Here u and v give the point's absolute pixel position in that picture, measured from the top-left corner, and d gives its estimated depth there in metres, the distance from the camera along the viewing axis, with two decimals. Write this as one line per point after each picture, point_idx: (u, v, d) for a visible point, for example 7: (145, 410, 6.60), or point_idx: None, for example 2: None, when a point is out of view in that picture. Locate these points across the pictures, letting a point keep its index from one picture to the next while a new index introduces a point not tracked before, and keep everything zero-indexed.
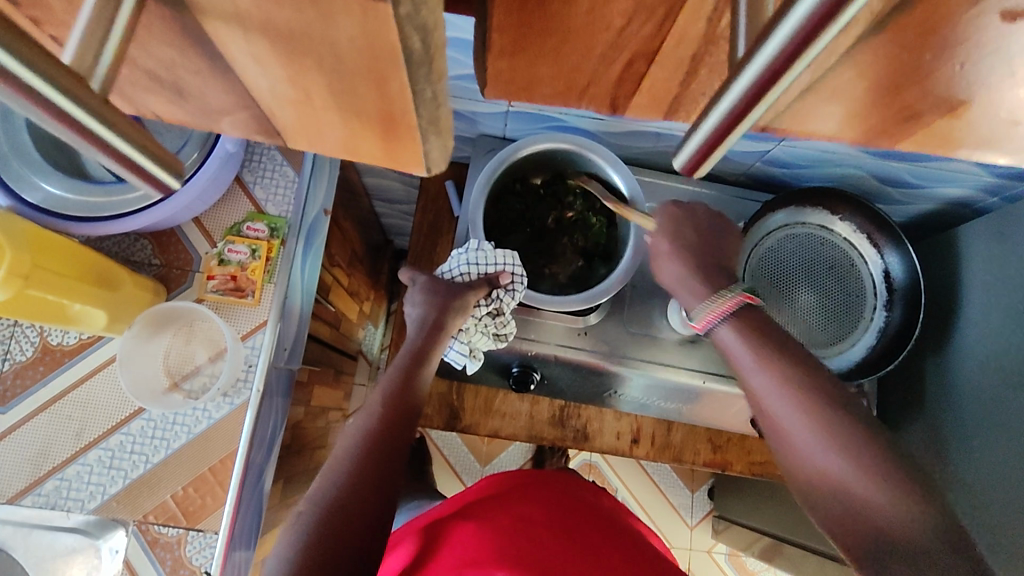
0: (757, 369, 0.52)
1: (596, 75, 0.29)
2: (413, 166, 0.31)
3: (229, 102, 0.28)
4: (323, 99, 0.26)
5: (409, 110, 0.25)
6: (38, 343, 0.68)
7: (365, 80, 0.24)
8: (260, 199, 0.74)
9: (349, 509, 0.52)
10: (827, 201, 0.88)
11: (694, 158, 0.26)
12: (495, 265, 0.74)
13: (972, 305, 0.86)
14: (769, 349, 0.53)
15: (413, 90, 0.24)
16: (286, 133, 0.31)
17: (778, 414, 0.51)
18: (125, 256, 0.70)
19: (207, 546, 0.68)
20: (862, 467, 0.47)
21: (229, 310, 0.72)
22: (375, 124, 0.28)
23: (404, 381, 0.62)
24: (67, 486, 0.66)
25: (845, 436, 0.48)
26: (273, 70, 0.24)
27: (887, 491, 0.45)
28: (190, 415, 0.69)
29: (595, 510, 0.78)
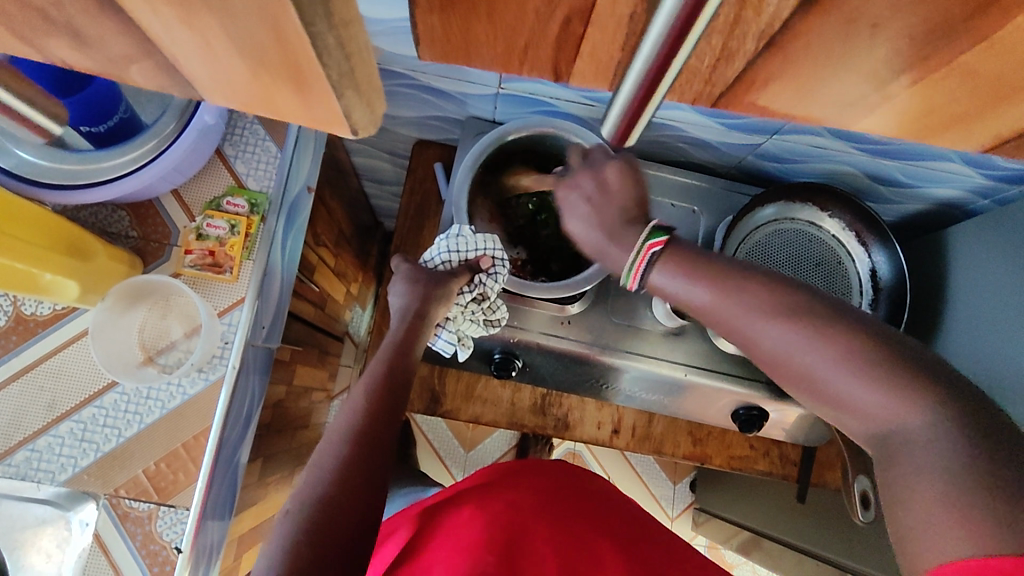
0: (723, 301, 0.51)
1: (536, 37, 0.28)
2: (340, 126, 0.32)
3: (139, 49, 0.27)
4: (232, 53, 0.26)
5: (314, 61, 0.25)
6: (11, 312, 0.67)
7: (260, 24, 0.23)
8: (240, 174, 0.72)
9: (337, 505, 0.52)
10: (817, 198, 0.87)
11: (625, 115, 0.31)
12: (476, 250, 0.72)
13: (959, 307, 0.85)
14: (694, 272, 0.53)
15: (310, 35, 0.23)
16: (205, 89, 0.30)
17: (774, 344, 0.49)
18: (102, 226, 0.69)
19: (179, 521, 0.67)
20: (834, 355, 0.46)
21: (206, 286, 0.71)
22: (286, 82, 0.28)
23: (388, 375, 0.62)
24: (38, 458, 0.66)
25: (818, 331, 0.47)
26: (164, 12, 0.24)
27: (872, 383, 0.45)
28: (164, 390, 0.68)
29: (591, 497, 0.78)
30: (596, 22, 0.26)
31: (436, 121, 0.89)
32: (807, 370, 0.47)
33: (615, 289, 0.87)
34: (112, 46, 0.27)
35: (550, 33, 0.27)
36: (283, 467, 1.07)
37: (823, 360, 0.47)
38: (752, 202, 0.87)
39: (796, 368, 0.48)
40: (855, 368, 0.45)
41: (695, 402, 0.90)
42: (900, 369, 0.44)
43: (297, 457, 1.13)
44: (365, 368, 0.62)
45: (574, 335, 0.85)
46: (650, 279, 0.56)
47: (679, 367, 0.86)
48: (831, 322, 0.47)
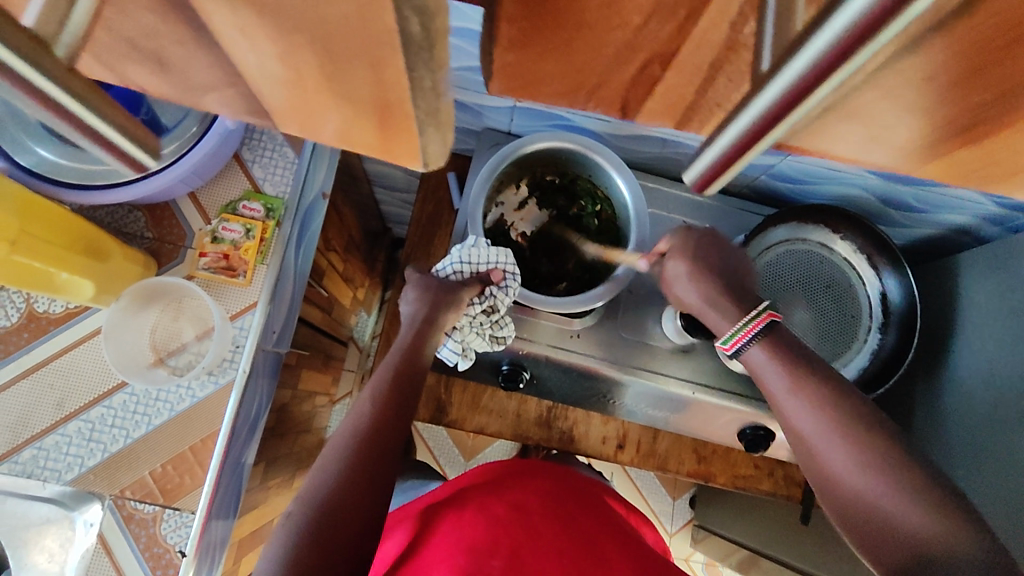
0: (790, 393, 0.55)
1: (607, 76, 0.28)
2: (410, 161, 0.32)
3: (217, 77, 0.27)
4: (317, 81, 0.25)
5: (408, 100, 0.24)
6: (24, 309, 0.67)
7: (360, 61, 0.23)
8: (258, 178, 0.72)
9: (341, 511, 0.52)
10: (829, 220, 0.87)
11: (708, 172, 0.29)
12: (488, 263, 0.72)
13: (968, 334, 0.86)
14: (797, 367, 0.56)
15: (410, 78, 0.23)
16: (276, 115, 0.30)
17: (818, 437, 0.53)
18: (118, 226, 0.69)
19: (184, 524, 0.67)
20: (888, 481, 0.49)
21: (220, 289, 0.71)
22: (369, 110, 0.27)
23: (396, 380, 0.62)
24: (45, 456, 0.65)
25: (882, 461, 0.49)
26: (260, 45, 0.24)
27: (917, 505, 0.47)
28: (174, 392, 0.68)
29: (597, 502, 0.79)
30: (676, 64, 0.26)
31: (452, 132, 0.90)
32: (853, 477, 0.50)
33: (625, 304, 0.87)
34: (182, 70, 0.27)
35: (625, 74, 0.27)
36: (285, 471, 1.06)
37: (862, 473, 0.50)
38: (764, 222, 0.87)
39: (834, 472, 0.52)
40: (909, 495, 0.47)
41: (701, 420, 0.90)
42: (935, 497, 0.47)
43: (298, 461, 1.12)
44: (374, 372, 0.63)
45: (583, 349, 0.85)
46: (747, 353, 0.60)
47: (687, 386, 0.85)
48: (897, 458, 0.50)
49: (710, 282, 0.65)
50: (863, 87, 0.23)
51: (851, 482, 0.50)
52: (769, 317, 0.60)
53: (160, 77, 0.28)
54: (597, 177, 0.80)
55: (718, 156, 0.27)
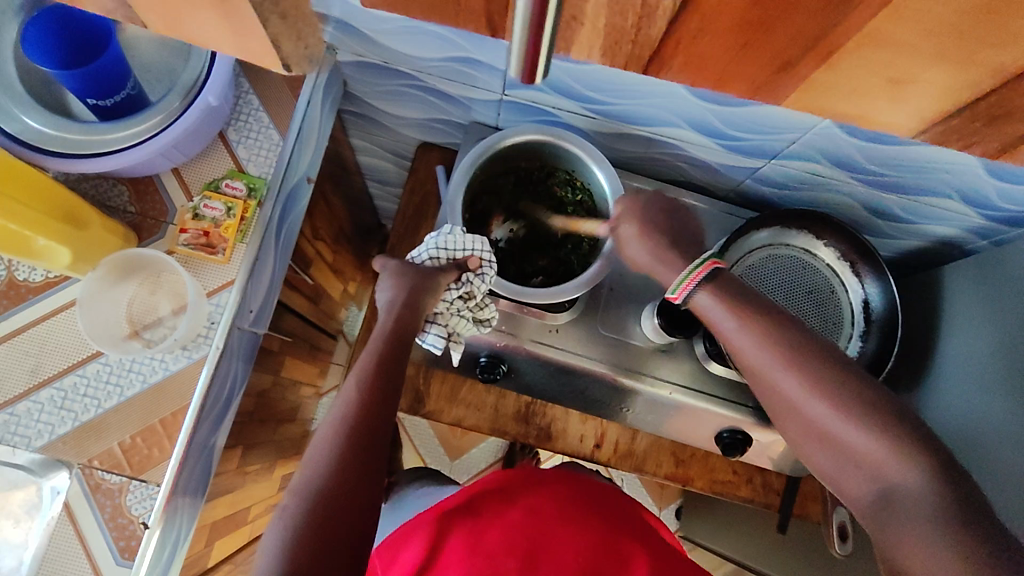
0: (740, 333, 0.56)
1: None
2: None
3: None
4: None
5: None
6: (4, 277, 0.68)
7: None
8: (242, 158, 0.74)
9: (333, 502, 0.53)
10: (813, 226, 0.87)
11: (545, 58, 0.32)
12: (465, 250, 0.73)
13: (952, 347, 0.85)
14: (742, 307, 0.57)
15: None
16: None
17: (772, 374, 0.54)
18: (101, 200, 0.70)
19: (149, 497, 0.67)
20: (837, 408, 0.50)
21: (198, 265, 0.71)
22: None
23: (380, 364, 0.62)
24: (16, 422, 0.66)
25: (834, 389, 0.51)
26: None
27: (866, 430, 0.49)
28: (147, 363, 0.69)
29: (615, 499, 0.77)
30: None
31: (440, 125, 0.91)
32: (809, 410, 0.52)
33: (606, 301, 0.87)
34: None
35: None
36: (265, 458, 1.07)
37: (819, 404, 0.51)
38: (747, 225, 0.87)
39: (791, 407, 0.53)
40: (862, 423, 0.49)
41: (677, 421, 0.90)
42: (887, 421, 0.49)
43: (280, 450, 1.13)
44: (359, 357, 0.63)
45: (563, 343, 0.86)
46: (695, 298, 0.60)
47: (666, 386, 0.85)
48: (850, 386, 0.51)
49: (659, 242, 0.65)
50: None
51: (805, 412, 0.52)
52: (713, 263, 0.60)
53: None
54: (579, 173, 0.81)
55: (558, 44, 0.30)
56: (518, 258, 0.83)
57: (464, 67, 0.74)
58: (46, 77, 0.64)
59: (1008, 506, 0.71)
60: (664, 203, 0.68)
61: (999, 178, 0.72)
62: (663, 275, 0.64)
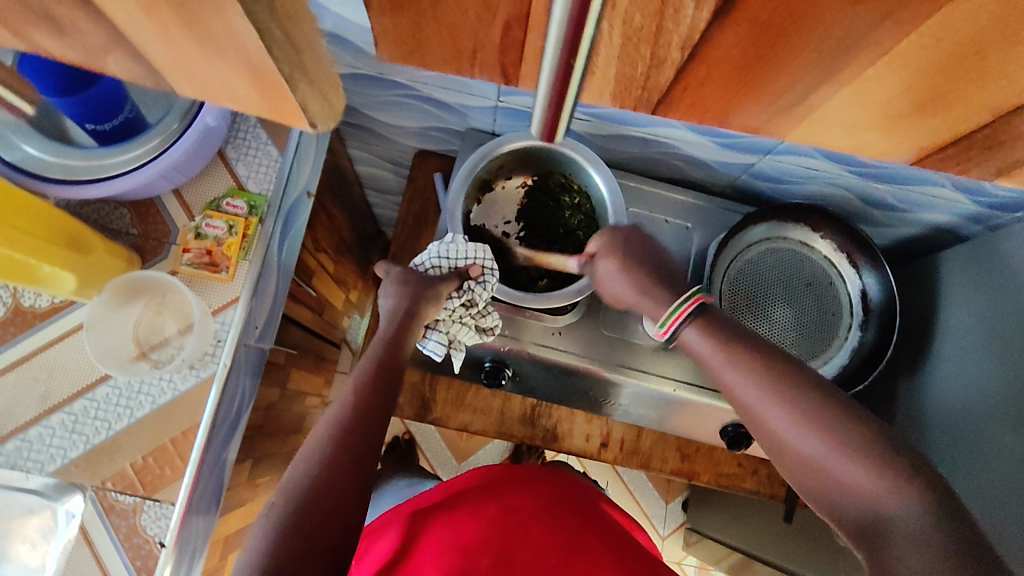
0: (726, 365, 0.54)
1: None
2: (299, 122, 0.39)
3: None
4: (191, 45, 0.31)
5: (268, 60, 0.31)
6: (10, 304, 0.68)
7: (210, 17, 0.28)
8: (241, 176, 0.74)
9: (321, 501, 0.53)
10: (809, 219, 0.87)
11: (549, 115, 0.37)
12: (466, 258, 0.74)
13: (950, 336, 0.86)
14: (730, 341, 0.54)
15: (261, 33, 0.29)
16: (171, 78, 0.36)
17: (761, 409, 0.51)
18: (103, 223, 0.71)
19: (163, 516, 0.68)
20: (830, 442, 0.47)
21: (202, 284, 0.72)
22: (243, 72, 0.33)
23: (376, 371, 0.63)
24: (28, 448, 0.67)
25: (827, 423, 0.48)
26: None
27: (861, 463, 0.46)
28: (156, 384, 0.70)
29: (593, 507, 0.79)
30: None
31: (437, 132, 0.92)
32: (803, 447, 0.49)
33: (607, 302, 0.88)
34: None
35: None
36: (275, 470, 1.07)
37: (812, 440, 0.48)
38: (743, 220, 0.88)
39: (781, 441, 0.50)
40: (855, 457, 0.46)
41: (683, 418, 0.90)
42: (885, 454, 0.46)
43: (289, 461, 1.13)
44: (356, 364, 0.63)
45: (565, 346, 0.86)
46: (681, 333, 0.58)
47: (668, 384, 0.85)
48: (845, 421, 0.48)
49: (636, 276, 0.63)
50: None
51: (795, 445, 0.49)
52: (700, 298, 0.58)
53: None
54: (577, 176, 0.81)
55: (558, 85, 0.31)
56: (526, 263, 0.83)
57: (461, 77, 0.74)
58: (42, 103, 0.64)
59: (1009, 491, 0.73)
60: (630, 235, 0.67)
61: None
62: (645, 308, 0.62)
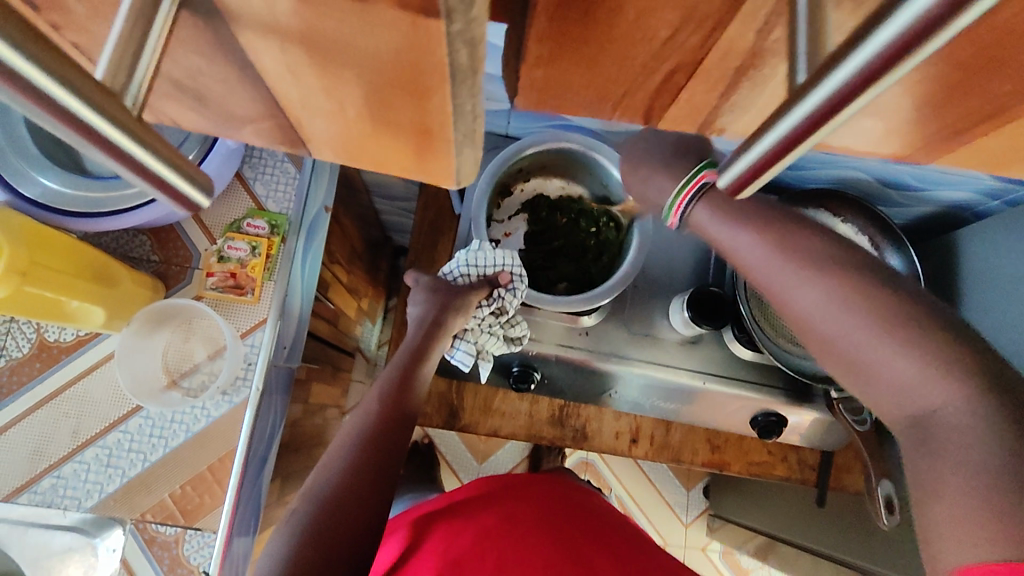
0: (754, 247, 0.50)
1: (634, 86, 0.28)
2: (445, 179, 0.33)
3: (259, 110, 0.29)
4: (359, 114, 0.27)
5: (447, 126, 0.26)
6: (35, 340, 0.67)
7: (401, 95, 0.25)
8: (260, 196, 0.73)
9: (344, 506, 0.54)
10: (830, 203, 0.88)
11: (744, 176, 0.23)
12: (495, 266, 0.72)
13: (974, 316, 0.85)
14: (748, 217, 0.50)
15: (454, 105, 0.24)
16: (315, 145, 0.32)
17: (795, 297, 0.47)
18: (123, 252, 0.69)
19: (206, 544, 0.67)
20: (859, 319, 0.44)
21: (229, 308, 0.71)
22: (406, 137, 0.29)
23: (399, 376, 0.63)
24: (64, 484, 0.66)
25: (855, 291, 0.45)
26: (305, 79, 0.25)
27: (883, 342, 0.43)
28: (189, 413, 0.68)
29: (600, 510, 0.81)
30: (702, 72, 0.27)
31: None
32: (838, 338, 0.45)
33: (631, 299, 0.87)
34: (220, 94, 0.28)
35: (651, 82, 0.28)
36: None
37: (828, 312, 0.45)
38: None
39: (816, 331, 0.46)
40: (892, 338, 0.42)
41: (713, 410, 0.91)
42: (926, 334, 0.42)
43: None
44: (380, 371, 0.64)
45: (592, 346, 0.85)
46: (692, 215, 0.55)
47: (697, 375, 0.86)
48: (887, 300, 0.44)
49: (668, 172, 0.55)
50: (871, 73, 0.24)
51: (823, 330, 0.46)
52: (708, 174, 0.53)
53: (194, 106, 0.30)
54: (597, 176, 0.81)
55: (761, 157, 0.21)
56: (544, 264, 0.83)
57: None
58: None
59: None
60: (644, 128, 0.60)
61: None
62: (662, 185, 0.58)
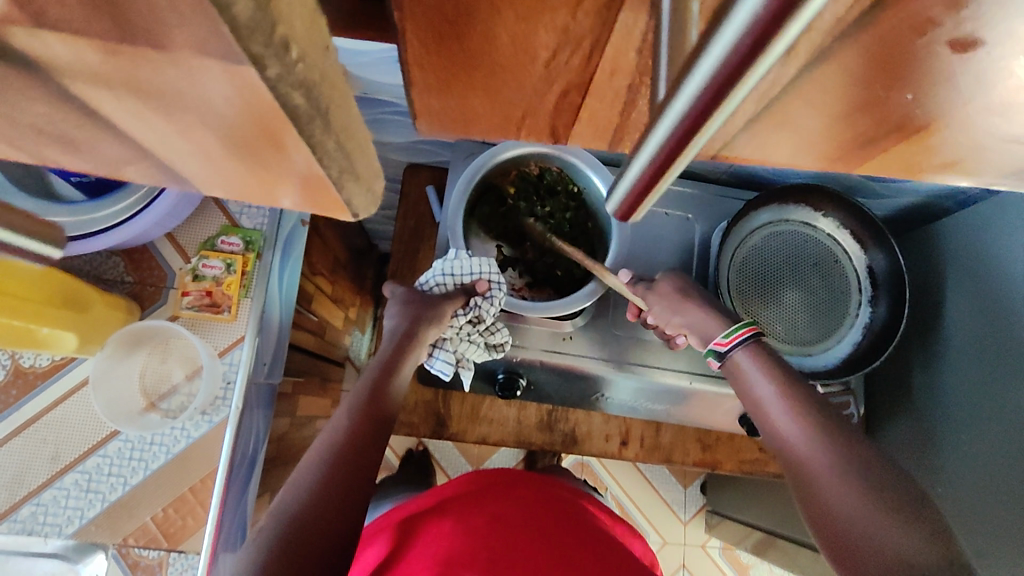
0: (760, 379, 0.64)
1: (532, 107, 0.30)
2: (338, 210, 0.29)
3: (126, 155, 0.25)
4: (217, 149, 0.24)
5: (315, 163, 0.23)
6: (10, 366, 0.66)
7: (261, 142, 0.23)
8: (234, 212, 0.72)
9: (315, 523, 0.52)
10: (811, 198, 0.87)
11: (629, 199, 0.24)
12: (472, 274, 0.72)
13: (960, 306, 0.85)
14: (774, 375, 0.64)
15: (311, 145, 0.22)
16: (200, 182, 0.28)
17: (766, 406, 0.63)
18: (97, 274, 0.69)
19: (190, 566, 0.66)
20: (845, 479, 0.53)
21: (205, 327, 0.70)
22: (288, 177, 0.25)
23: (371, 395, 0.63)
24: (44, 511, 0.65)
25: (853, 471, 0.54)
26: (155, 123, 0.22)
27: (867, 501, 0.52)
28: (169, 434, 0.68)
29: (581, 509, 0.81)
30: (593, 92, 0.28)
31: (426, 145, 0.90)
32: (815, 469, 0.55)
33: (615, 301, 0.87)
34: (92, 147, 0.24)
35: (547, 104, 0.30)
36: None
37: (837, 482, 0.54)
38: (745, 207, 0.87)
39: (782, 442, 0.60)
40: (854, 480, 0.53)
41: (702, 410, 0.90)
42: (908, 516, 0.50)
43: None
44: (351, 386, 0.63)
45: (578, 350, 0.85)
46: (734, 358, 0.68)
47: (683, 376, 0.85)
48: (863, 461, 0.55)
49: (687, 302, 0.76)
50: (790, 89, 0.23)
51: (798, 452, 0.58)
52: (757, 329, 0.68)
53: None
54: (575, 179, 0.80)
55: (636, 181, 0.23)
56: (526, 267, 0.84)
57: None
58: None
59: None
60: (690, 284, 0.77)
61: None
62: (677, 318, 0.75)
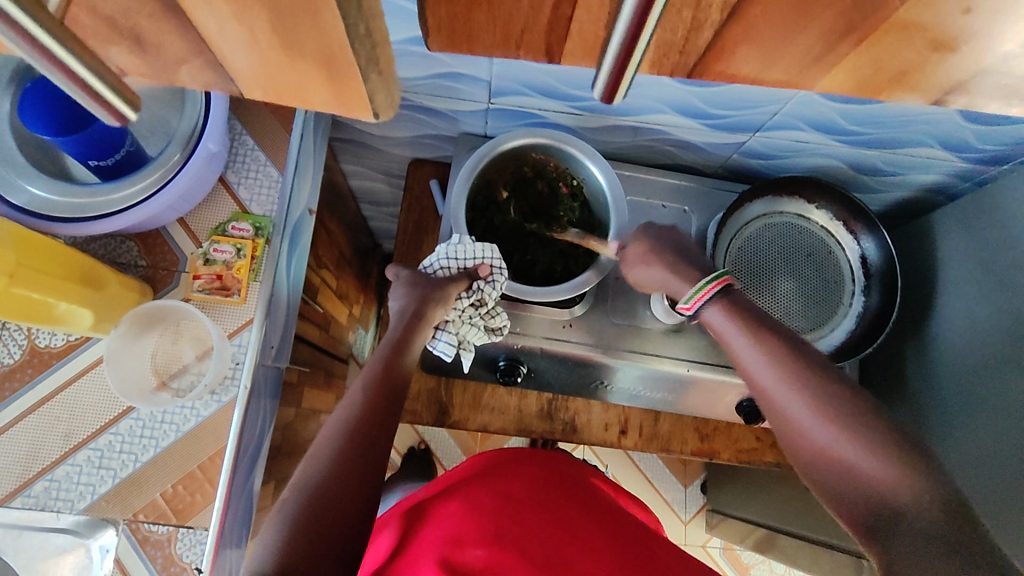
0: (742, 339, 0.59)
1: (531, 23, 0.31)
2: (362, 112, 0.34)
3: (188, 49, 0.30)
4: (270, 38, 0.29)
5: (346, 49, 0.28)
6: (26, 346, 0.68)
7: (304, 17, 0.27)
8: (244, 199, 0.74)
9: (334, 497, 0.54)
10: (804, 191, 0.89)
11: (609, 86, 0.28)
12: (474, 258, 0.75)
13: (951, 294, 0.87)
14: (753, 326, 0.59)
15: (346, 26, 0.26)
16: (244, 84, 0.33)
17: (750, 366, 0.58)
18: (112, 257, 0.71)
19: (197, 542, 0.68)
20: (850, 431, 0.51)
21: (215, 309, 0.72)
22: (319, 64, 0.30)
23: (385, 372, 0.63)
24: (57, 487, 0.67)
25: (854, 422, 0.52)
26: (219, 8, 0.27)
27: (874, 454, 0.50)
28: (178, 413, 0.70)
29: (586, 484, 0.82)
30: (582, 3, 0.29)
31: (430, 140, 0.93)
32: (812, 432, 0.53)
33: (614, 290, 0.89)
34: (160, 47, 0.30)
35: (542, 21, 0.31)
36: None
37: (839, 436, 0.52)
38: (739, 198, 0.90)
39: (774, 405, 0.56)
40: (851, 435, 0.51)
41: (699, 398, 0.92)
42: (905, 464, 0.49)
43: None
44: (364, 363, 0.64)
45: (578, 337, 0.87)
46: (705, 313, 0.63)
47: (682, 364, 0.87)
48: (854, 410, 0.52)
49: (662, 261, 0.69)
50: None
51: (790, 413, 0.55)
52: (725, 280, 0.63)
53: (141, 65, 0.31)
54: (575, 170, 0.83)
55: (615, 61, 0.27)
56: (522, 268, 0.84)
57: (453, 82, 0.76)
58: (44, 141, 0.65)
59: None
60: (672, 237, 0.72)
61: (976, 121, 0.75)
62: (676, 288, 0.68)
